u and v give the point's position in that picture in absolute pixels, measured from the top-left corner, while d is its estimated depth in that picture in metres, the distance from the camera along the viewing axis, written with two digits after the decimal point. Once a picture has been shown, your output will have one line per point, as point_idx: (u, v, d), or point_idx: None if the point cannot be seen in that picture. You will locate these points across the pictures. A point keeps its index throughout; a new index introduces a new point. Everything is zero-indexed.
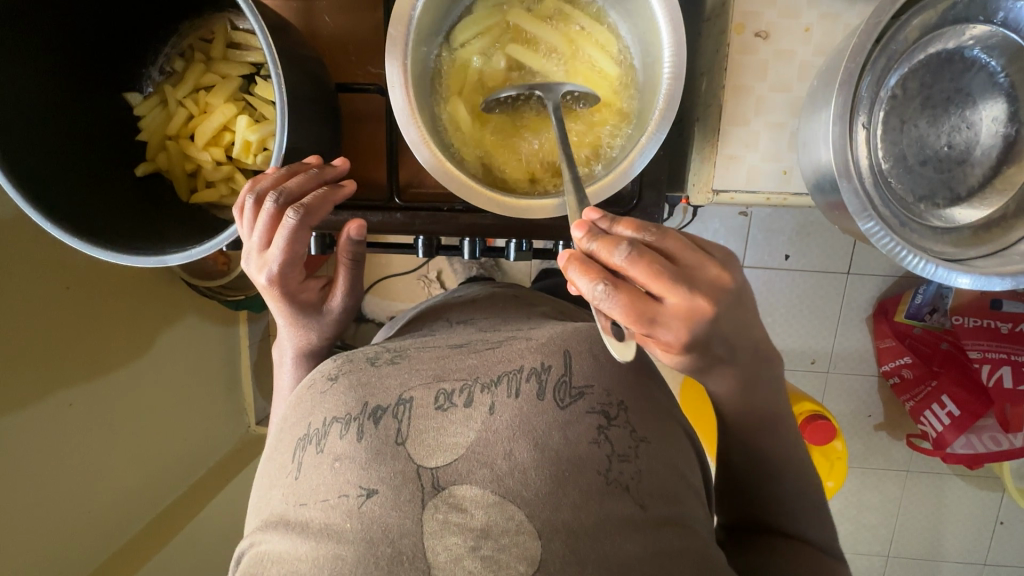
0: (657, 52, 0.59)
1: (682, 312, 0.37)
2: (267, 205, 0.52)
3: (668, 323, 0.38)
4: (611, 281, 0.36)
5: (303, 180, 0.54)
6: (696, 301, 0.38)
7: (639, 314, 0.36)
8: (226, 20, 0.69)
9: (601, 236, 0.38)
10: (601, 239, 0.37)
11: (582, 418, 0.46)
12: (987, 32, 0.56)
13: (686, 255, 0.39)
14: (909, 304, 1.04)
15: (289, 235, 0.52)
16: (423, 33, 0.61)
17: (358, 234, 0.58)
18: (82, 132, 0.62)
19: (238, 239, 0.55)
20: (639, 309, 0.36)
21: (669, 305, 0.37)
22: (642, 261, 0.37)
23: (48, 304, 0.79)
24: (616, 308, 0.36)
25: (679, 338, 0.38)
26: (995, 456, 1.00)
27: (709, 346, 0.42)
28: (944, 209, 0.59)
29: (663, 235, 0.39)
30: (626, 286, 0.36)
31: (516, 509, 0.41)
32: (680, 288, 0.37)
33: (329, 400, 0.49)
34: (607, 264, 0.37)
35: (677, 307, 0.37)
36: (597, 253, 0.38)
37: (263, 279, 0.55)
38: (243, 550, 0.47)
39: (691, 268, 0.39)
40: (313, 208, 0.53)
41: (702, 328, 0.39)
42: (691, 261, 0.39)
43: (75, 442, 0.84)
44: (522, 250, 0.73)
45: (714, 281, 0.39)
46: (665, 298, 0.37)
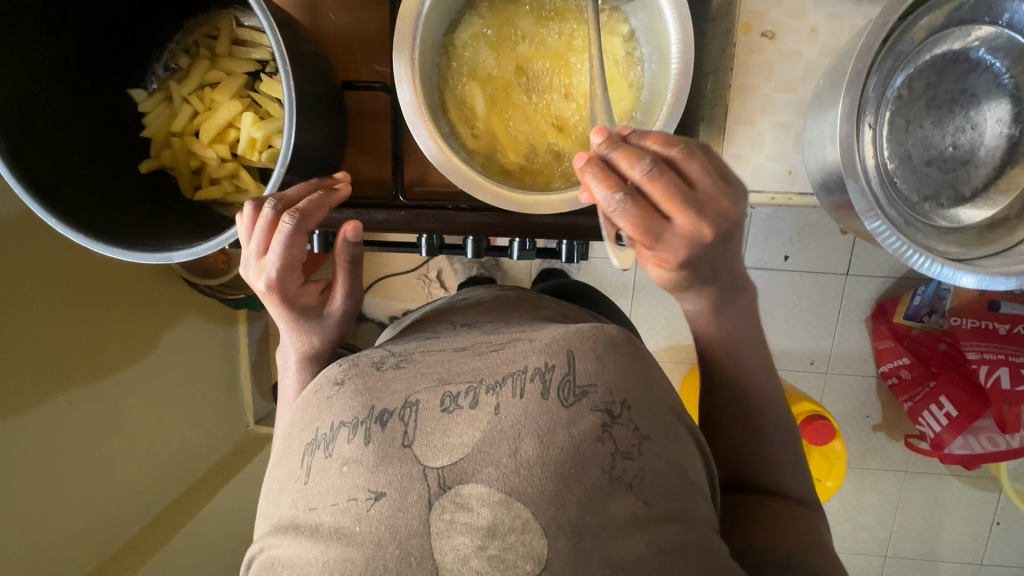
0: (665, 51, 0.59)
1: (684, 233, 0.41)
2: (264, 211, 0.52)
3: (669, 241, 0.41)
4: (627, 194, 0.39)
5: (303, 188, 0.56)
6: (699, 224, 0.40)
7: (640, 226, 0.40)
8: (231, 17, 0.69)
9: (623, 147, 0.39)
10: (625, 150, 0.39)
11: (585, 416, 0.46)
12: (992, 33, 0.56)
13: (706, 182, 0.41)
14: (908, 305, 1.05)
15: (285, 239, 0.52)
16: (430, 31, 0.61)
17: (355, 235, 0.58)
18: (87, 129, 0.62)
19: (238, 245, 0.55)
20: (644, 224, 0.39)
21: (674, 225, 0.41)
22: (658, 179, 0.39)
23: (49, 302, 0.79)
24: (624, 218, 0.40)
25: (676, 255, 0.42)
26: (993, 456, 1.00)
27: (700, 266, 0.45)
28: (948, 209, 0.59)
29: (690, 150, 0.41)
30: (638, 200, 0.39)
31: (522, 507, 0.41)
32: (689, 213, 0.40)
33: (335, 405, 0.49)
34: (626, 176, 0.39)
35: (681, 228, 0.40)
36: (618, 164, 0.39)
37: (263, 285, 0.55)
38: (253, 555, 0.47)
39: (705, 193, 0.41)
40: (309, 212, 0.53)
41: (698, 250, 0.42)
42: (705, 186, 0.41)
43: (76, 440, 0.84)
44: (526, 248, 0.73)
45: (725, 212, 0.42)
46: (672, 218, 0.40)
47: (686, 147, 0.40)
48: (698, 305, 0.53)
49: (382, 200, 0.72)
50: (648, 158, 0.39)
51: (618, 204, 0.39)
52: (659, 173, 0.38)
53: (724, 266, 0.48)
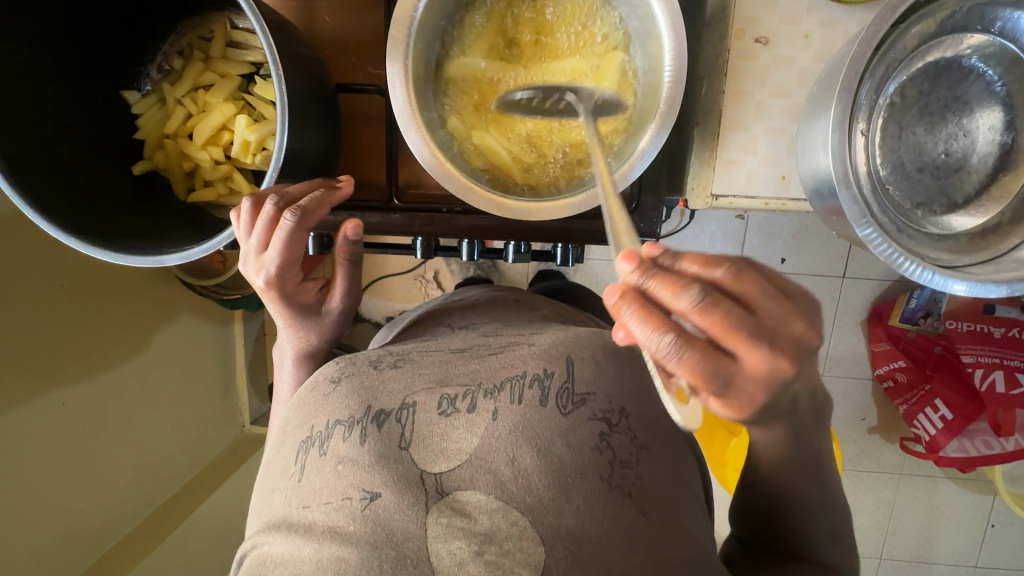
0: (659, 56, 0.59)
1: (759, 372, 0.33)
2: (266, 208, 0.52)
3: (742, 387, 0.33)
4: (679, 334, 0.31)
5: (305, 187, 0.56)
6: (769, 358, 0.33)
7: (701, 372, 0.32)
8: (225, 18, 0.69)
9: (663, 273, 0.32)
10: (665, 278, 0.31)
11: (583, 424, 0.46)
12: (984, 42, 0.56)
13: (767, 302, 0.34)
14: (904, 308, 1.05)
15: (285, 237, 0.52)
16: (424, 35, 0.61)
17: (355, 234, 0.57)
18: (79, 130, 0.62)
19: (234, 242, 0.55)
20: (706, 369, 0.32)
21: (743, 365, 0.33)
22: (711, 309, 0.31)
23: (43, 303, 0.79)
24: (682, 363, 0.31)
25: (748, 400, 0.34)
26: (986, 459, 1.00)
27: (775, 402, 0.37)
28: (940, 216, 0.59)
29: (742, 269, 0.34)
30: (695, 339, 0.31)
31: (518, 515, 0.41)
32: (758, 348, 0.32)
33: (332, 403, 0.49)
34: (671, 309, 0.32)
35: (752, 368, 0.33)
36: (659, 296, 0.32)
37: (260, 281, 0.55)
38: (246, 552, 0.47)
39: (771, 319, 0.34)
40: (309, 210, 0.53)
41: (776, 390, 0.35)
42: (771, 311, 0.34)
43: (69, 440, 0.84)
44: (521, 253, 0.73)
45: (798, 334, 0.35)
46: (739, 356, 0.33)
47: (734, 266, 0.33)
48: (771, 434, 0.48)
49: (376, 202, 0.72)
50: (694, 285, 0.31)
51: (669, 346, 0.31)
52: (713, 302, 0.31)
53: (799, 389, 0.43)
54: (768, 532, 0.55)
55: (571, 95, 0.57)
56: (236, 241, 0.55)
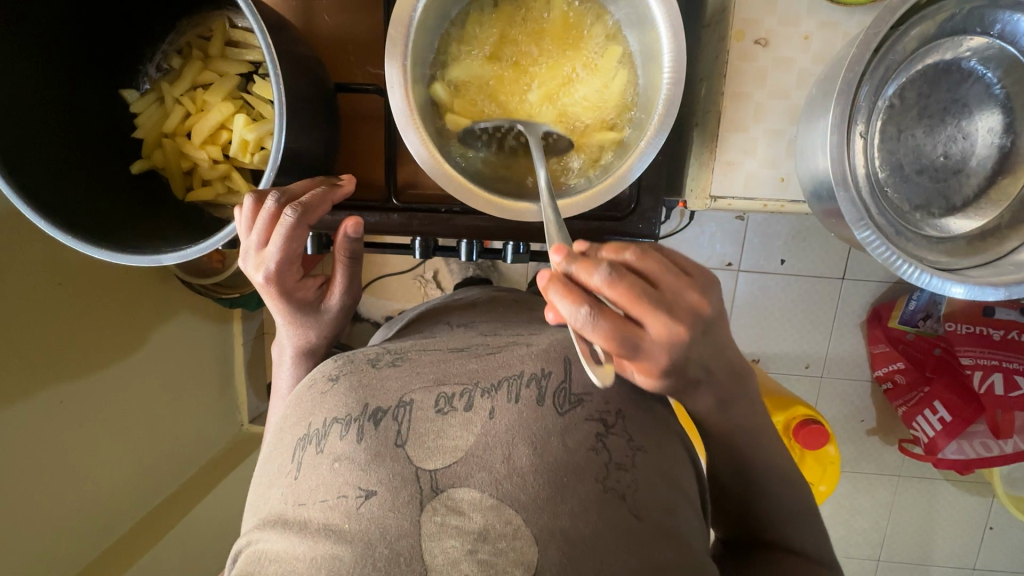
0: (658, 57, 0.59)
1: (664, 338, 0.37)
2: (267, 205, 0.52)
3: (654, 351, 0.38)
4: (595, 306, 0.35)
5: (308, 185, 0.56)
6: (676, 325, 0.37)
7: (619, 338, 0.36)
8: (225, 17, 0.69)
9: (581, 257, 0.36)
10: (580, 260, 0.36)
11: (580, 424, 0.46)
12: (984, 44, 0.56)
13: (666, 279, 0.39)
14: (903, 311, 1.06)
15: (285, 233, 0.52)
16: (423, 35, 0.61)
17: (355, 231, 0.57)
18: (77, 129, 0.62)
19: (234, 238, 0.55)
20: (622, 335, 0.36)
21: (650, 333, 0.37)
22: (620, 282, 0.36)
23: (42, 301, 0.79)
24: (598, 333, 0.35)
25: (658, 363, 0.38)
26: (986, 462, 1.00)
27: (684, 369, 0.42)
28: (939, 218, 0.59)
29: (641, 254, 0.40)
30: (608, 310, 0.35)
31: (513, 514, 0.41)
32: (663, 316, 0.37)
33: (329, 401, 0.49)
34: (586, 286, 0.36)
35: (660, 335, 0.37)
36: (576, 275, 0.36)
37: (260, 277, 0.55)
38: (240, 549, 0.47)
39: (670, 292, 0.39)
40: (310, 206, 0.53)
41: (682, 356, 0.39)
42: (671, 286, 0.39)
43: (68, 438, 0.84)
44: (520, 253, 0.72)
45: (697, 306, 0.40)
46: (647, 325, 0.37)
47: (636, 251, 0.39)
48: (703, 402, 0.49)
49: (375, 202, 0.72)
50: (604, 264, 0.36)
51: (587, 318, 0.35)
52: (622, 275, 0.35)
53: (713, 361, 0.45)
54: (765, 534, 0.55)
55: (520, 126, 0.60)
56: (237, 237, 0.55)
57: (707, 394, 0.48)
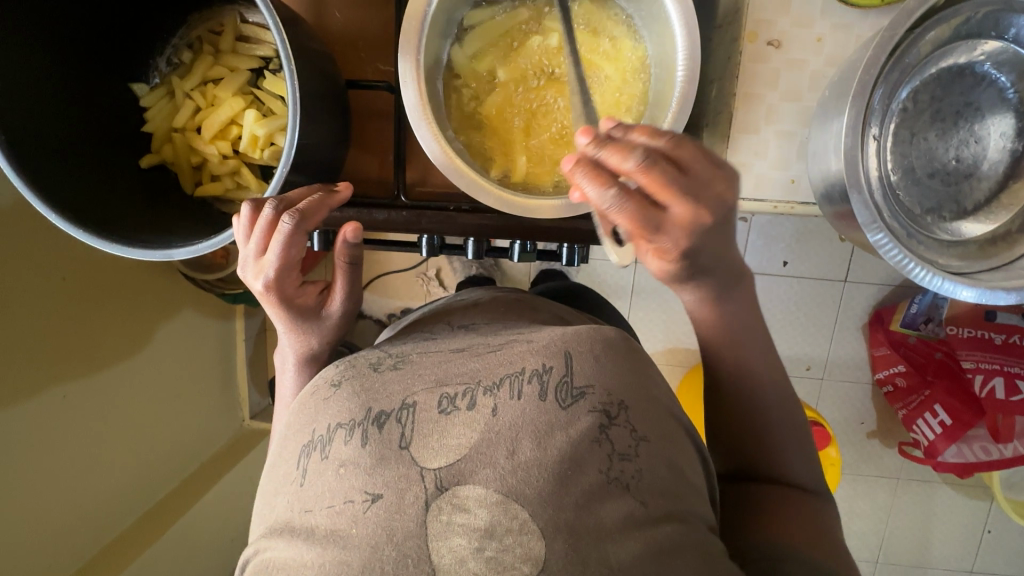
0: (672, 57, 0.59)
1: (683, 221, 0.39)
2: (264, 212, 0.52)
3: (671, 233, 0.40)
4: (622, 188, 0.38)
5: (304, 192, 0.56)
6: (697, 211, 0.39)
7: (638, 222, 0.39)
8: (236, 13, 0.69)
9: (611, 143, 0.38)
10: (613, 147, 0.38)
11: (583, 416, 0.46)
12: (999, 48, 0.56)
13: (702, 166, 0.40)
14: (905, 314, 1.05)
15: (284, 240, 0.52)
16: (435, 33, 0.61)
17: (354, 236, 0.57)
18: (85, 123, 0.61)
19: (234, 246, 0.54)
20: (640, 217, 0.39)
21: (673, 218, 0.39)
22: (651, 169, 0.38)
23: (47, 295, 0.79)
24: (621, 213, 0.38)
25: (677, 245, 0.41)
26: (987, 465, 1.00)
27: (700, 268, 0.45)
28: (950, 222, 0.59)
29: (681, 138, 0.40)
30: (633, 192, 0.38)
31: (518, 509, 0.41)
32: (688, 201, 0.39)
33: (332, 407, 0.49)
34: (617, 170, 0.38)
35: (681, 217, 0.39)
36: (608, 159, 0.38)
37: (259, 285, 0.55)
38: (248, 557, 0.46)
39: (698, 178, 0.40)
40: (308, 213, 0.52)
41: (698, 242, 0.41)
42: (705, 173, 0.40)
43: (71, 432, 0.83)
44: (525, 251, 0.73)
45: (721, 194, 0.41)
46: (671, 208, 0.39)
47: (675, 137, 0.40)
48: (699, 300, 0.53)
49: (383, 200, 0.72)
50: (637, 149, 0.38)
51: (611, 200, 0.38)
52: (651, 164, 0.37)
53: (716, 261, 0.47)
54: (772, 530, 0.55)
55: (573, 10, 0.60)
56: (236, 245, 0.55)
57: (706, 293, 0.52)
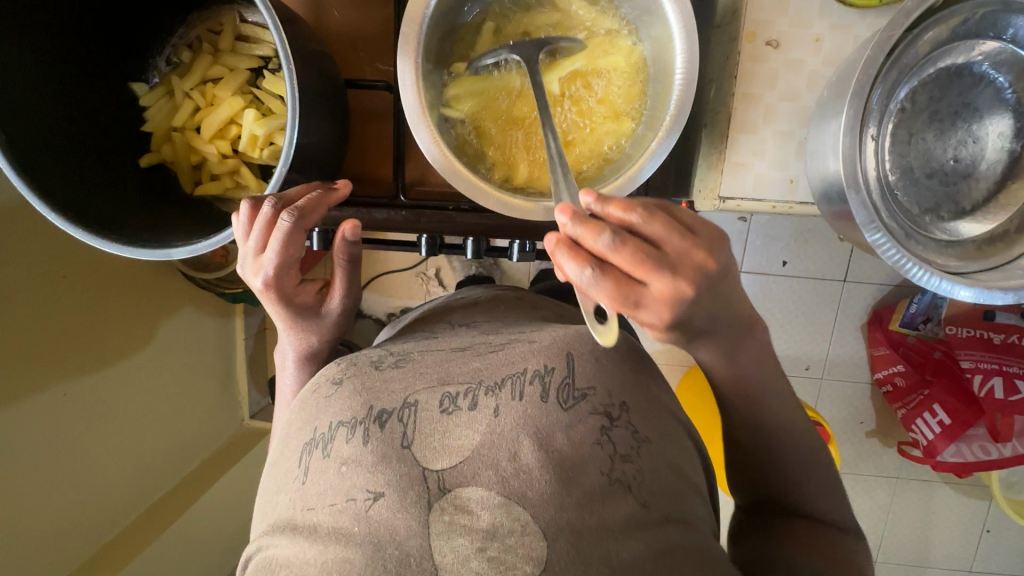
0: (670, 57, 0.59)
1: (665, 298, 0.38)
2: (263, 210, 0.52)
3: (651, 307, 0.38)
4: (597, 268, 0.36)
5: (303, 189, 0.56)
6: (676, 286, 0.38)
7: (620, 301, 0.37)
8: (234, 12, 0.69)
9: (586, 220, 0.37)
10: (586, 223, 0.36)
11: (584, 418, 0.46)
12: (996, 48, 0.56)
13: (675, 239, 0.39)
14: (904, 313, 1.05)
15: (284, 238, 0.52)
16: (434, 33, 0.61)
17: (353, 234, 0.57)
18: (85, 122, 0.62)
19: (234, 243, 0.54)
20: (621, 295, 0.37)
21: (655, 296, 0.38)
22: (627, 247, 0.36)
23: (47, 294, 0.79)
24: (600, 294, 0.37)
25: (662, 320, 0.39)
26: (986, 464, 1.00)
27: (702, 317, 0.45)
28: (948, 222, 0.59)
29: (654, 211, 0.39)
30: (610, 271, 0.37)
31: (521, 510, 0.41)
32: (665, 277, 0.37)
33: (334, 405, 0.49)
34: (593, 248, 0.37)
35: (660, 293, 0.38)
36: (582, 238, 0.37)
37: (259, 283, 0.55)
38: (251, 554, 0.47)
39: (674, 251, 0.39)
40: (308, 211, 0.53)
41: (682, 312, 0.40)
42: (680, 246, 0.39)
43: (72, 431, 0.84)
44: (526, 251, 0.71)
45: (698, 264, 0.39)
46: (650, 284, 0.38)
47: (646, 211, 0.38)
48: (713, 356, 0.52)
49: (382, 199, 0.72)
50: (609, 228, 0.36)
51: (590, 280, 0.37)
52: (626, 242, 0.36)
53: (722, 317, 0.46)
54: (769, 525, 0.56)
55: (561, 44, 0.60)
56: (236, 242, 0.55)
57: (723, 351, 0.50)
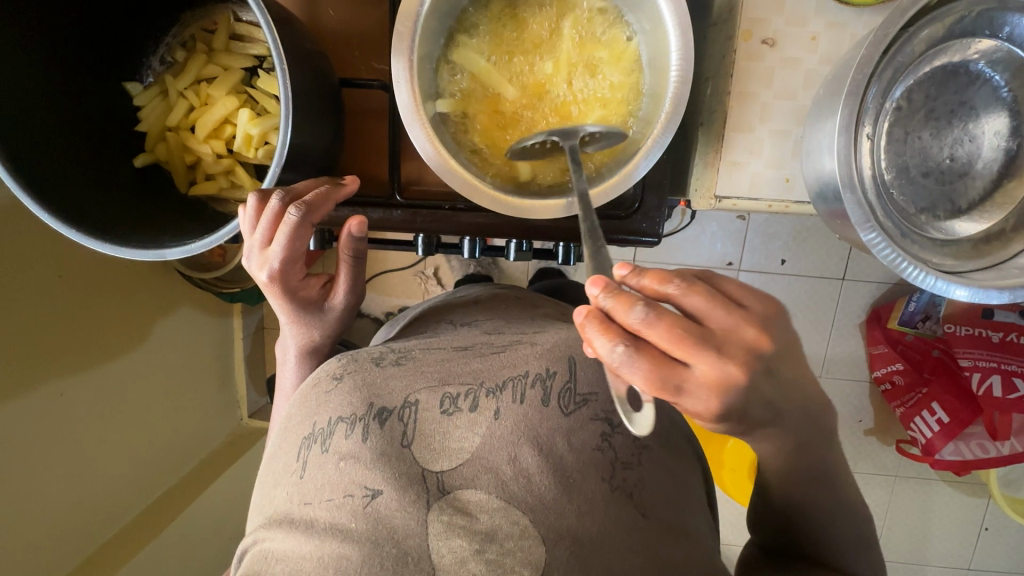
0: (665, 56, 0.59)
1: (712, 381, 0.33)
2: (271, 203, 0.51)
3: (696, 392, 0.33)
4: (632, 344, 0.32)
5: (312, 183, 0.56)
6: (726, 368, 0.33)
7: (660, 383, 0.32)
8: (229, 11, 0.68)
9: (617, 291, 0.33)
10: (617, 293, 0.33)
11: (585, 424, 0.47)
12: (992, 47, 0.56)
13: (717, 315, 0.35)
14: (903, 312, 1.05)
15: (291, 232, 0.52)
16: (429, 32, 0.61)
17: (359, 231, 0.56)
18: (79, 123, 0.61)
19: (239, 235, 0.54)
20: (661, 376, 0.32)
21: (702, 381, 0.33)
22: (664, 322, 0.32)
23: (43, 294, 0.79)
24: (635, 375, 0.32)
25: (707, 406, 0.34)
26: (985, 463, 1.00)
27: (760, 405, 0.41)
28: (944, 221, 0.59)
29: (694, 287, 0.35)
30: (647, 349, 0.32)
31: (520, 514, 0.41)
32: (712, 356, 0.32)
33: (334, 400, 0.48)
34: (626, 323, 0.33)
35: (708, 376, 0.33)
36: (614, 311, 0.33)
37: (264, 276, 0.55)
38: (247, 547, 0.47)
39: (716, 328, 0.34)
40: (313, 206, 0.52)
41: (736, 397, 0.34)
42: (726, 323, 0.35)
43: (69, 431, 0.84)
44: (522, 250, 0.74)
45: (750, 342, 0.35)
46: (694, 365, 0.33)
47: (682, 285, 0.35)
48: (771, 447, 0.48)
49: (378, 198, 0.72)
50: (643, 302, 0.32)
51: (624, 357, 0.32)
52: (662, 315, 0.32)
53: (781, 402, 0.41)
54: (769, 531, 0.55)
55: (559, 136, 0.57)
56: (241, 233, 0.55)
57: (775, 437, 0.46)
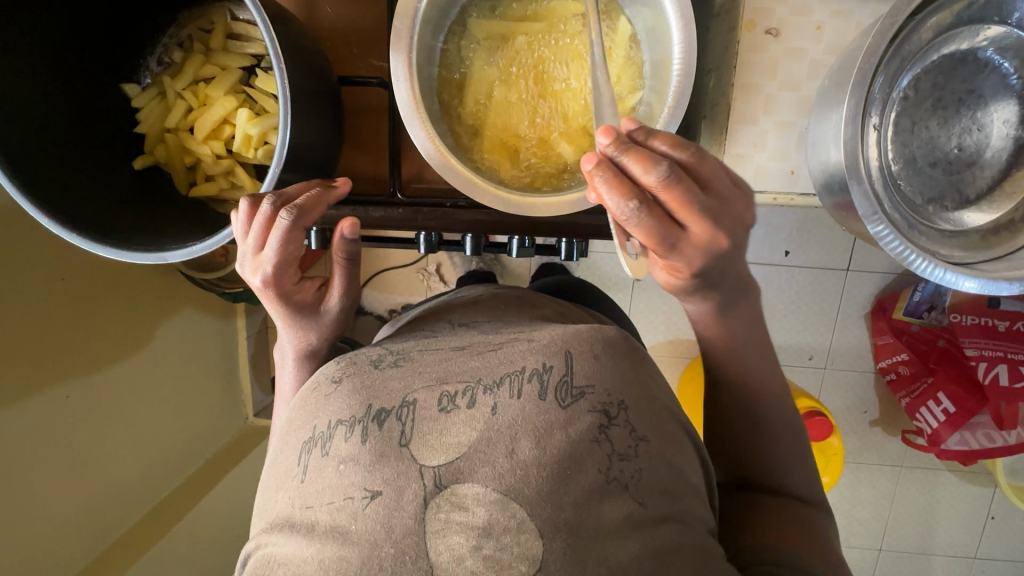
0: (668, 48, 0.58)
1: (698, 241, 0.40)
2: (263, 207, 0.51)
3: (682, 248, 0.40)
4: (642, 201, 0.37)
5: (302, 187, 0.55)
6: (710, 230, 0.40)
7: (656, 235, 0.38)
8: (226, 10, 0.68)
9: (636, 150, 0.36)
10: (636, 153, 0.36)
11: (582, 416, 0.45)
12: (1002, 33, 0.55)
13: (714, 184, 0.40)
14: (908, 302, 1.04)
15: (283, 235, 0.51)
16: (428, 27, 0.60)
17: (352, 232, 0.56)
18: (76, 125, 0.61)
19: (233, 242, 0.54)
20: (658, 232, 0.38)
21: (688, 241, 0.40)
22: (673, 185, 0.37)
23: (46, 297, 0.79)
24: (637, 226, 0.38)
25: (687, 262, 0.41)
26: (989, 452, 1.00)
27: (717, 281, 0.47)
28: (952, 212, 0.58)
29: (696, 154, 0.40)
30: (652, 207, 0.37)
31: (517, 508, 0.40)
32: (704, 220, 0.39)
33: (333, 403, 0.48)
34: (639, 181, 0.37)
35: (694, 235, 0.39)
36: (629, 169, 0.37)
37: (258, 281, 0.54)
38: (249, 553, 0.46)
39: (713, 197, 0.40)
40: (307, 208, 0.51)
41: (705, 257, 0.42)
42: (717, 192, 0.40)
43: (75, 433, 0.84)
44: (525, 247, 0.73)
45: (732, 214, 0.41)
46: (686, 225, 0.39)
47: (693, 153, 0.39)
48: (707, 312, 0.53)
49: (379, 197, 0.71)
50: (662, 163, 0.36)
51: (632, 212, 0.37)
52: (675, 180, 0.36)
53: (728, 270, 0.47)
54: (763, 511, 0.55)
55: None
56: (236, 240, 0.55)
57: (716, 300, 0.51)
